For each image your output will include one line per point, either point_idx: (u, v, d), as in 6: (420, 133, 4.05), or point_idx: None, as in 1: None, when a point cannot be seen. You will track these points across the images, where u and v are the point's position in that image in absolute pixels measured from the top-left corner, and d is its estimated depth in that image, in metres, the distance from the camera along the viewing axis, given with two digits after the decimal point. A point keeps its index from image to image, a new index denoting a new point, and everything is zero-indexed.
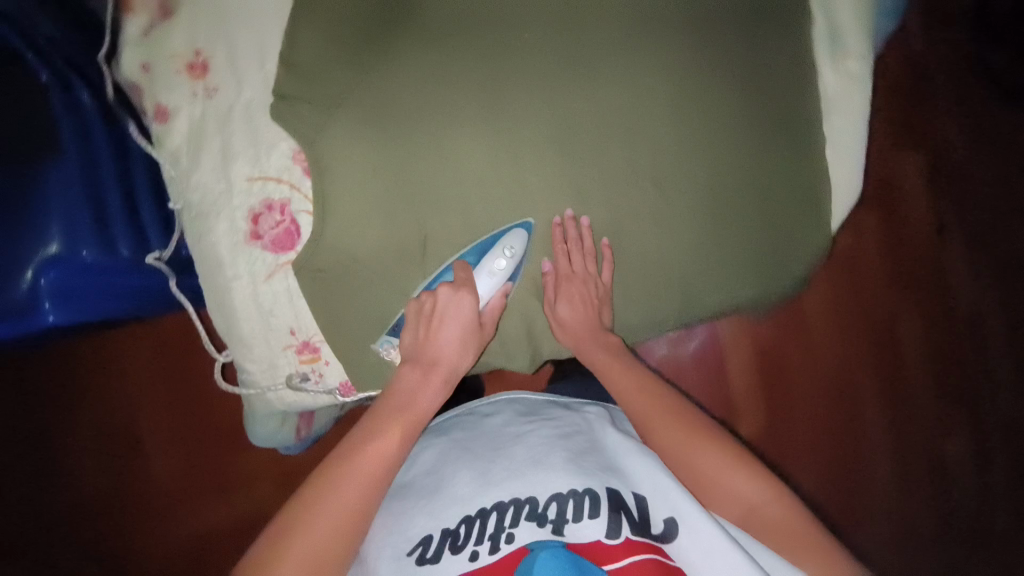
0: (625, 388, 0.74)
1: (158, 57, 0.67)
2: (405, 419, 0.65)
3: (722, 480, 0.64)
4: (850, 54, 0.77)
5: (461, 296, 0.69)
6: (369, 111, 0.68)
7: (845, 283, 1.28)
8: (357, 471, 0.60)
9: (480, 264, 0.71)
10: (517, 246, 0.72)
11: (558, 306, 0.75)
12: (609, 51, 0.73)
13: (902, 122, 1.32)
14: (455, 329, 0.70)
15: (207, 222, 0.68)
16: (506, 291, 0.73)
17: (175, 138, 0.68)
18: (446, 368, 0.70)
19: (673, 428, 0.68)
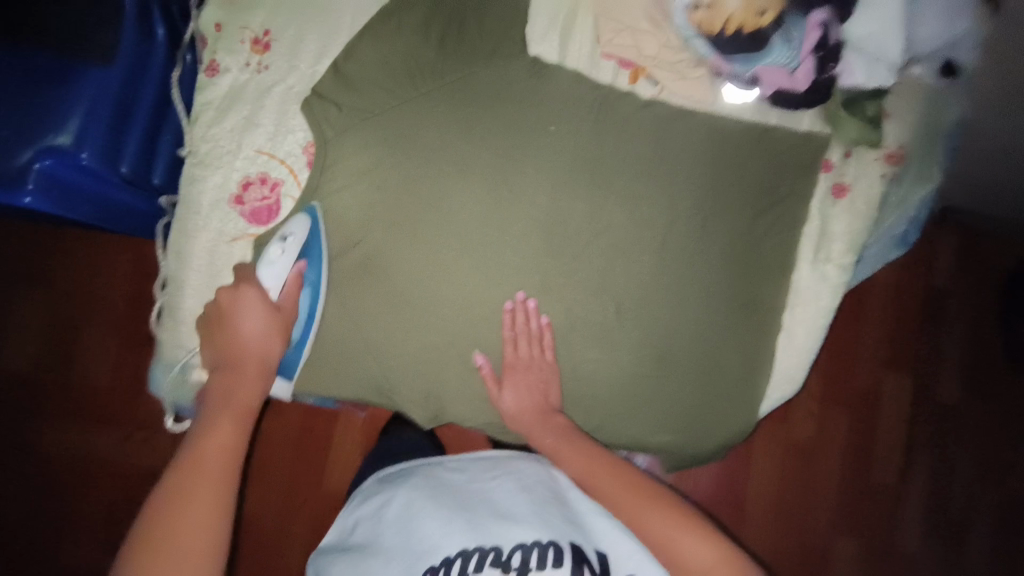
0: (573, 465, 0.66)
1: (231, 25, 0.74)
2: (235, 411, 0.64)
3: (668, 538, 0.58)
4: (833, 259, 0.79)
5: (244, 290, 0.69)
6: (387, 136, 0.74)
7: (797, 478, 1.15)
8: (202, 477, 0.58)
9: (305, 269, 0.72)
10: (300, 229, 0.71)
11: (504, 396, 0.74)
12: (619, 171, 0.79)
13: (902, 334, 1.18)
14: (261, 313, 0.68)
15: (204, 172, 0.73)
16: (299, 269, 0.71)
17: (213, 93, 0.73)
18: (256, 360, 0.68)
19: (619, 486, 0.62)
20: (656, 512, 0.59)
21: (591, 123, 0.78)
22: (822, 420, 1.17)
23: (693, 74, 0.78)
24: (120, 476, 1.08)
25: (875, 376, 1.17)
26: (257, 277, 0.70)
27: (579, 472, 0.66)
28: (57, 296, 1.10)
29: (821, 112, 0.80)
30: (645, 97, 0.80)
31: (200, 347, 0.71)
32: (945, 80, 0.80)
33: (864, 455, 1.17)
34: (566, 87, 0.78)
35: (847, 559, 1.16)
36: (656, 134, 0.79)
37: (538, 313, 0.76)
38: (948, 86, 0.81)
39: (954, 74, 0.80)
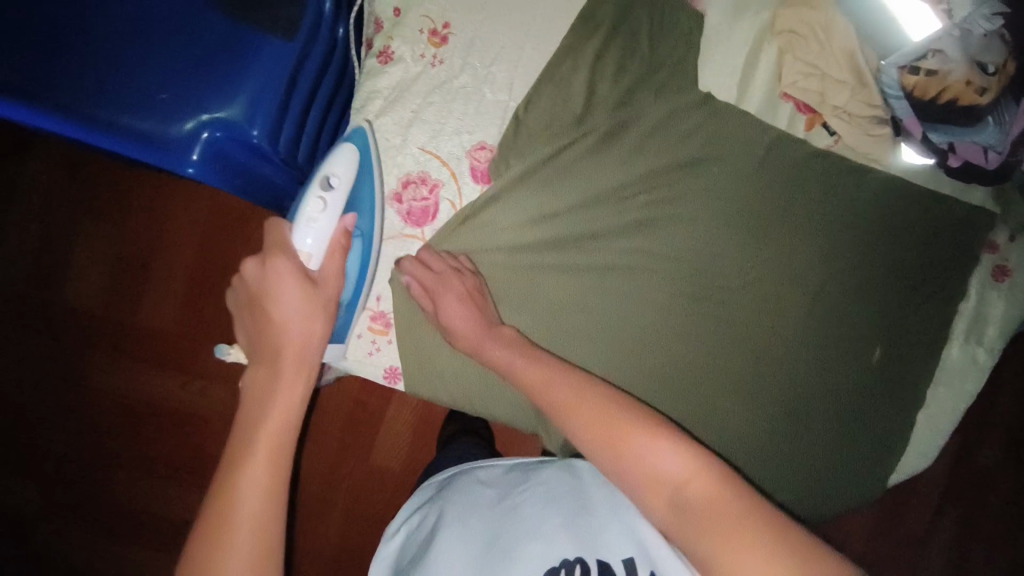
0: (585, 419, 0.54)
1: (411, 11, 0.69)
2: (274, 433, 0.54)
3: (647, 454, 0.49)
4: (984, 342, 0.77)
5: (274, 262, 0.61)
6: (551, 156, 0.71)
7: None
8: (227, 520, 0.48)
9: (298, 213, 0.63)
10: (344, 168, 0.65)
11: (443, 312, 0.66)
12: (776, 219, 0.75)
13: None
14: (295, 291, 0.60)
15: (365, 163, 0.70)
16: (347, 227, 0.64)
17: (384, 82, 0.69)
18: (291, 355, 0.58)
19: (610, 419, 0.52)
20: (637, 455, 0.49)
21: (756, 166, 0.75)
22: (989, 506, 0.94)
23: (878, 132, 0.74)
24: (183, 431, 1.07)
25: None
26: (293, 242, 0.62)
27: (540, 392, 0.58)
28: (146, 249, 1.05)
29: (995, 190, 0.77)
30: (820, 146, 0.76)
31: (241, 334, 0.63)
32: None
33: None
34: (737, 125, 0.74)
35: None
36: (820, 187, 0.76)
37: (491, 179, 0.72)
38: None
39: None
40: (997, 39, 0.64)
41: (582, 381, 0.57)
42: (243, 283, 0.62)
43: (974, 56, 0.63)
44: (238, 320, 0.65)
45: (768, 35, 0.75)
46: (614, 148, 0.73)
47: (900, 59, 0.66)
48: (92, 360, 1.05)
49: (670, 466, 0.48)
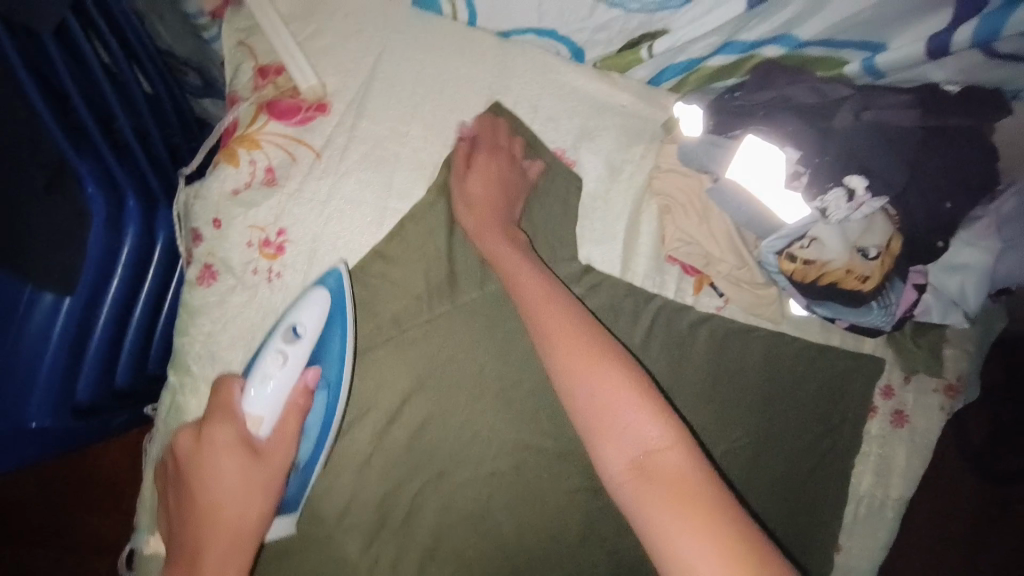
0: (551, 330, 0.52)
1: (233, 219, 0.58)
2: None
3: (622, 416, 0.46)
4: (892, 493, 0.74)
5: (211, 431, 0.53)
6: (406, 359, 0.62)
7: None
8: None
9: (256, 368, 0.55)
10: (314, 318, 0.56)
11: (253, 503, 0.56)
12: (671, 391, 0.70)
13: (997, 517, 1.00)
14: (233, 464, 0.52)
15: (194, 400, 0.58)
16: (309, 384, 0.55)
17: (208, 303, 0.58)
18: (224, 543, 0.51)
19: (579, 338, 0.51)
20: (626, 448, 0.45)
21: (647, 338, 0.69)
22: None
23: (765, 291, 0.71)
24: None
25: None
26: (239, 406, 0.53)
27: (554, 335, 0.52)
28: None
29: (887, 337, 0.75)
30: (708, 309, 0.72)
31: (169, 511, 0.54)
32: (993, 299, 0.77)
33: None
34: (618, 297, 0.68)
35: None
36: (711, 352, 0.72)
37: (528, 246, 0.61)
38: (993, 304, 0.78)
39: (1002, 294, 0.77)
40: (879, 219, 0.59)
41: (592, 336, 0.52)
42: (173, 455, 0.54)
43: (854, 242, 0.59)
44: (166, 493, 0.56)
45: (647, 196, 0.71)
46: (494, 338, 0.64)
47: (778, 241, 0.61)
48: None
49: (648, 440, 0.45)
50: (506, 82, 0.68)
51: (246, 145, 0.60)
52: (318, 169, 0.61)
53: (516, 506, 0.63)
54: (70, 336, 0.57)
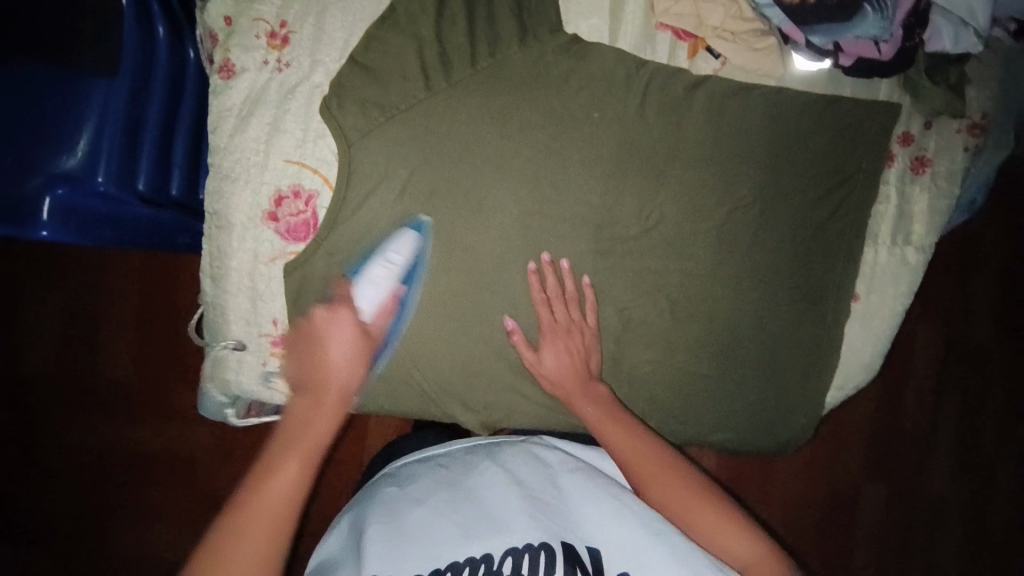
0: (549, 284, 0.71)
1: (242, 16, 0.65)
2: (302, 451, 0.55)
3: (591, 400, 0.68)
4: (912, 241, 0.74)
5: (341, 311, 0.65)
6: (412, 137, 0.68)
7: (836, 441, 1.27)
8: (252, 527, 0.50)
9: (363, 274, 0.67)
10: (407, 251, 0.68)
11: (287, 365, 0.65)
12: (673, 156, 0.73)
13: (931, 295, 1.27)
14: (348, 330, 0.64)
15: (234, 186, 0.66)
16: (399, 295, 0.68)
17: (232, 96, 0.65)
18: (336, 391, 0.61)
19: (561, 311, 0.71)
20: (591, 397, 0.68)
21: (643, 103, 0.72)
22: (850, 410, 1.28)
23: (761, 45, 0.71)
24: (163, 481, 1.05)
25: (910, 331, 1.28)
26: (355, 297, 0.66)
27: (552, 330, 0.71)
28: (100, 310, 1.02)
29: (901, 78, 0.72)
30: (704, 72, 0.73)
31: (287, 363, 0.64)
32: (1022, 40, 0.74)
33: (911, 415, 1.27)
34: (608, 65, 0.71)
35: (880, 511, 1.27)
36: (711, 112, 0.72)
37: (575, 273, 0.72)
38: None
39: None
40: None
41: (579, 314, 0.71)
42: (306, 322, 0.65)
43: None
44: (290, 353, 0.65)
45: None
46: (493, 111, 0.69)
47: None
48: (60, 422, 1.03)
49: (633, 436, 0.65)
50: None
51: None
52: None
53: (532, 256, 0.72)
54: (125, 122, 0.67)
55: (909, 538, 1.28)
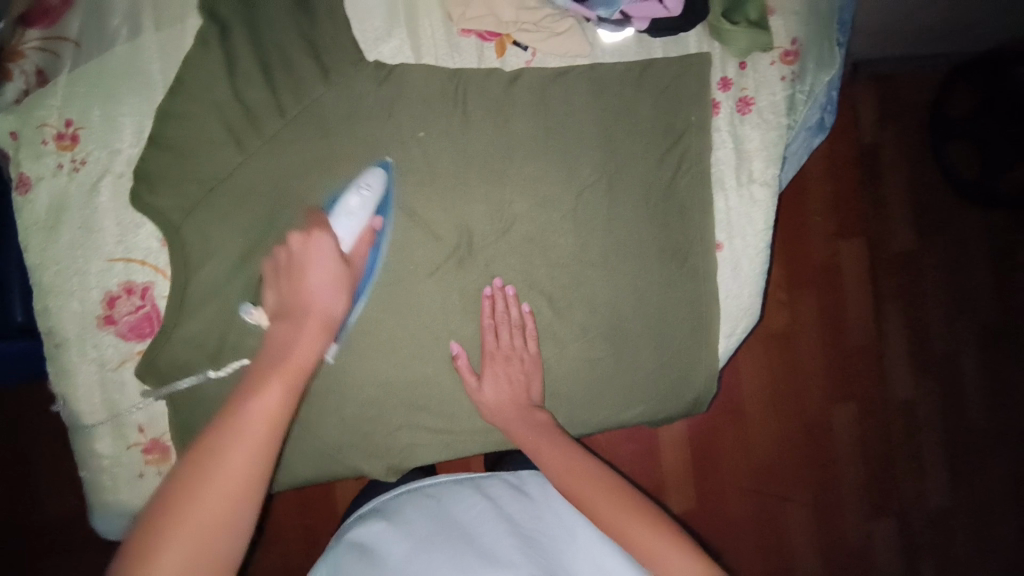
0: (486, 311, 0.70)
1: (24, 125, 0.62)
2: (286, 372, 0.52)
3: (538, 430, 0.66)
4: (757, 179, 0.75)
5: (315, 241, 0.61)
6: (237, 202, 0.66)
7: (787, 366, 1.29)
8: (241, 428, 0.46)
9: (339, 205, 0.65)
10: (377, 183, 0.67)
11: (267, 295, 0.61)
12: (510, 155, 0.72)
13: (842, 203, 1.30)
14: (325, 261, 0.61)
15: (58, 300, 0.63)
16: (376, 227, 0.67)
17: (36, 209, 0.63)
18: (322, 318, 0.58)
19: (494, 339, 0.70)
20: (528, 423, 0.67)
21: (465, 110, 0.71)
22: (793, 334, 1.29)
23: (562, 28, 0.72)
24: None
25: (831, 248, 1.30)
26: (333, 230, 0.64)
27: (487, 356, 0.70)
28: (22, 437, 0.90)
29: (704, 27, 0.74)
30: (518, 67, 0.73)
31: (266, 294, 0.62)
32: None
33: (848, 323, 1.32)
34: (421, 82, 0.70)
35: (846, 420, 1.32)
36: (534, 102, 0.72)
37: (517, 300, 0.71)
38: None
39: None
40: None
41: (514, 337, 0.70)
42: (284, 252, 0.62)
43: None
44: (272, 279, 0.62)
45: None
46: (316, 155, 0.68)
47: None
48: None
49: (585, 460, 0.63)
50: None
51: (14, 58, 0.62)
52: (82, 56, 0.63)
53: (395, 289, 0.70)
54: None
55: (877, 439, 1.34)
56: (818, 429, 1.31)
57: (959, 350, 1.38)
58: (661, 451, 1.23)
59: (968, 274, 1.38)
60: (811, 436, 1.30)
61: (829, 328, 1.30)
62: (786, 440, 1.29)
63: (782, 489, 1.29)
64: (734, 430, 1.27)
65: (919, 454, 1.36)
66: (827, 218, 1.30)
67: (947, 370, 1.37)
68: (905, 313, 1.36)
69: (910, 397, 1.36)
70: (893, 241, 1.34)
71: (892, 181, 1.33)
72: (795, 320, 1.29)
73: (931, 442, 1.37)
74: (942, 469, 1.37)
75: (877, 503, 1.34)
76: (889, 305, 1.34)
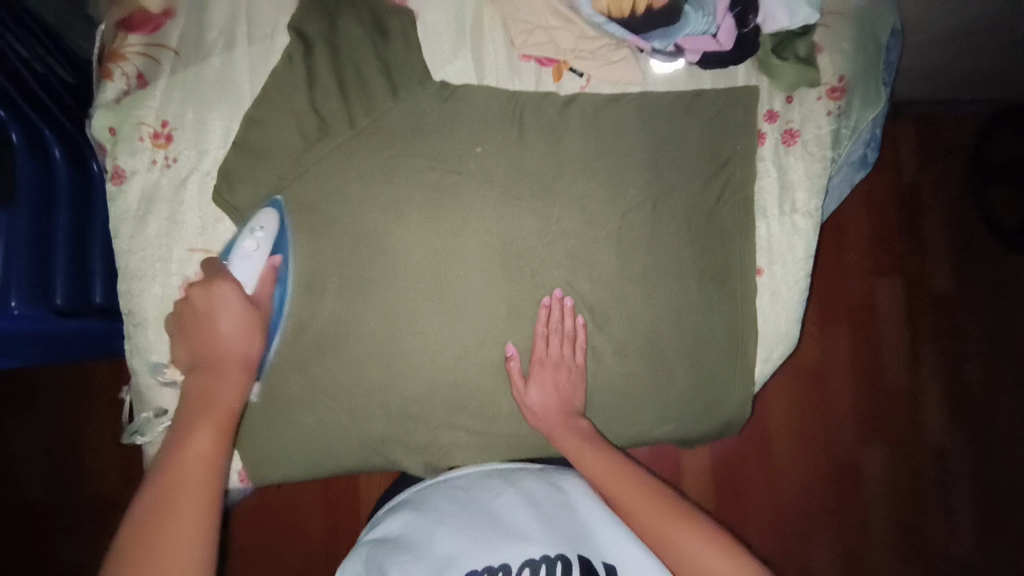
0: (539, 320, 0.74)
1: (125, 123, 0.68)
2: (214, 418, 0.58)
3: (576, 441, 0.68)
4: (799, 208, 0.77)
5: (216, 291, 0.64)
6: (306, 204, 0.72)
7: (815, 399, 1.28)
8: (182, 477, 0.53)
9: (235, 252, 0.69)
10: (271, 223, 0.70)
11: (175, 347, 0.65)
12: (560, 173, 0.76)
13: (878, 239, 1.31)
14: (233, 312, 0.64)
15: (142, 282, 0.69)
16: (275, 264, 0.69)
17: (129, 199, 0.69)
18: (233, 363, 0.62)
19: (543, 346, 0.73)
20: (572, 431, 0.69)
21: (520, 129, 0.76)
22: (823, 366, 1.29)
23: (617, 56, 0.76)
24: None
25: (867, 284, 1.30)
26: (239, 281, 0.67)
27: (534, 361, 0.73)
28: (76, 410, 0.96)
29: (754, 61, 0.77)
30: (572, 91, 0.77)
31: (177, 348, 0.65)
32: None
33: (882, 361, 1.30)
34: (481, 102, 0.75)
35: (877, 457, 1.29)
36: (586, 125, 0.76)
37: (574, 313, 0.75)
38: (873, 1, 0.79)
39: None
40: None
41: (561, 343, 0.73)
42: (187, 303, 0.65)
43: None
44: (186, 332, 0.65)
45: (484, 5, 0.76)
46: (379, 163, 0.73)
47: None
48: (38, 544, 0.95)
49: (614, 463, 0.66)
50: None
51: (115, 59, 0.68)
52: (180, 64, 0.69)
53: (445, 293, 0.74)
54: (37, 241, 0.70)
55: (907, 482, 1.30)
56: (846, 466, 1.28)
57: (998, 396, 1.32)
58: (684, 476, 1.23)
59: (1013, 317, 1.33)
60: (837, 473, 1.28)
61: (860, 363, 1.29)
62: (812, 474, 1.27)
63: (806, 525, 1.26)
64: (759, 460, 1.26)
65: (953, 501, 1.31)
66: (863, 252, 1.30)
67: (985, 416, 1.33)
68: (945, 355, 1.32)
69: (946, 442, 1.31)
70: (932, 280, 1.32)
71: (933, 220, 1.33)
72: (825, 352, 1.29)
73: (966, 491, 1.32)
74: (977, 521, 1.31)
75: (905, 550, 1.29)
76: (926, 346, 1.32)
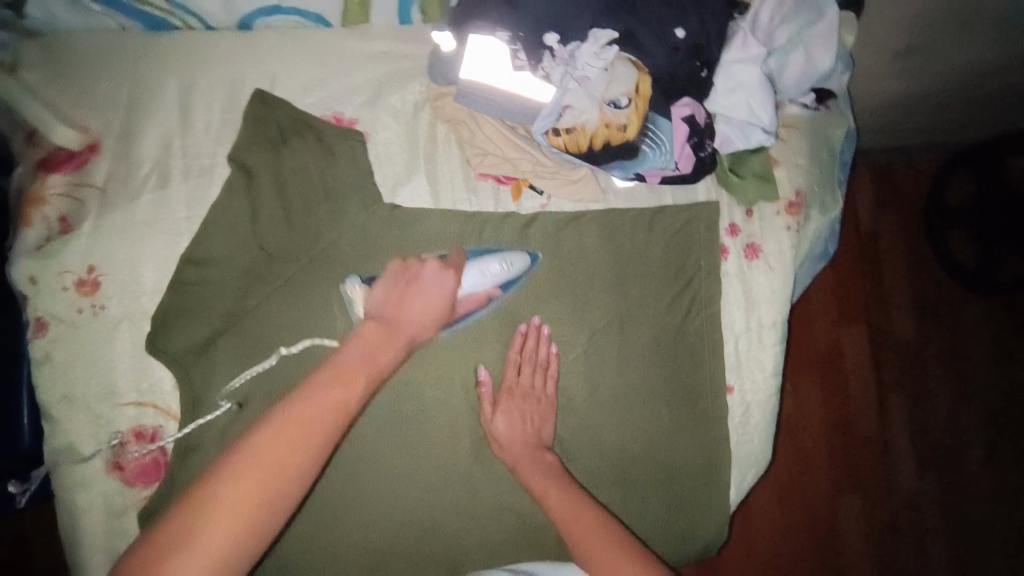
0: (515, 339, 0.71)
1: (46, 271, 0.63)
2: (370, 372, 0.51)
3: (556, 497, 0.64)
4: (765, 322, 0.77)
5: (448, 275, 0.63)
6: (249, 346, 0.66)
7: (793, 470, 1.23)
8: (315, 413, 0.46)
9: (476, 259, 0.69)
10: (517, 265, 0.71)
11: (372, 288, 0.62)
12: (523, 296, 0.73)
13: (848, 303, 1.28)
14: (438, 286, 0.62)
15: (69, 444, 0.63)
16: (492, 295, 0.69)
17: (51, 353, 0.63)
18: (412, 335, 0.58)
19: (516, 394, 0.70)
20: (537, 464, 0.66)
21: (480, 253, 0.73)
22: (798, 435, 1.24)
23: (576, 175, 0.74)
24: None
25: (834, 336, 1.27)
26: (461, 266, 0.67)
27: (498, 397, 0.70)
28: None
29: (714, 177, 0.77)
30: (533, 210, 0.75)
31: (375, 289, 0.62)
32: (821, 104, 0.78)
33: (858, 428, 1.26)
34: (438, 226, 0.72)
35: (853, 519, 1.24)
36: (548, 246, 0.74)
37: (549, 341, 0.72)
38: (826, 109, 0.79)
39: (830, 98, 0.78)
40: (620, 69, 0.65)
41: (534, 372, 0.71)
42: (416, 261, 0.64)
43: (602, 97, 0.65)
44: (388, 279, 0.62)
45: (437, 122, 0.74)
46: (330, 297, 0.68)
47: (544, 121, 0.66)
48: None
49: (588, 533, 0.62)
50: (261, 70, 0.71)
51: (36, 204, 0.63)
52: (109, 204, 0.65)
53: (405, 430, 0.70)
54: None
55: (887, 559, 1.25)
56: (826, 543, 1.23)
57: (974, 467, 1.28)
58: None
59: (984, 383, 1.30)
60: (815, 550, 1.22)
61: (836, 430, 1.25)
62: (792, 553, 1.21)
63: None
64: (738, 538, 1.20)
65: (929, 567, 1.25)
66: (834, 316, 1.28)
67: (964, 488, 1.27)
68: (920, 424, 1.29)
69: (927, 517, 1.26)
70: (902, 346, 1.29)
71: (898, 283, 1.31)
72: (800, 418, 1.25)
73: (942, 555, 1.26)
74: None
75: None
76: (900, 413, 1.28)
